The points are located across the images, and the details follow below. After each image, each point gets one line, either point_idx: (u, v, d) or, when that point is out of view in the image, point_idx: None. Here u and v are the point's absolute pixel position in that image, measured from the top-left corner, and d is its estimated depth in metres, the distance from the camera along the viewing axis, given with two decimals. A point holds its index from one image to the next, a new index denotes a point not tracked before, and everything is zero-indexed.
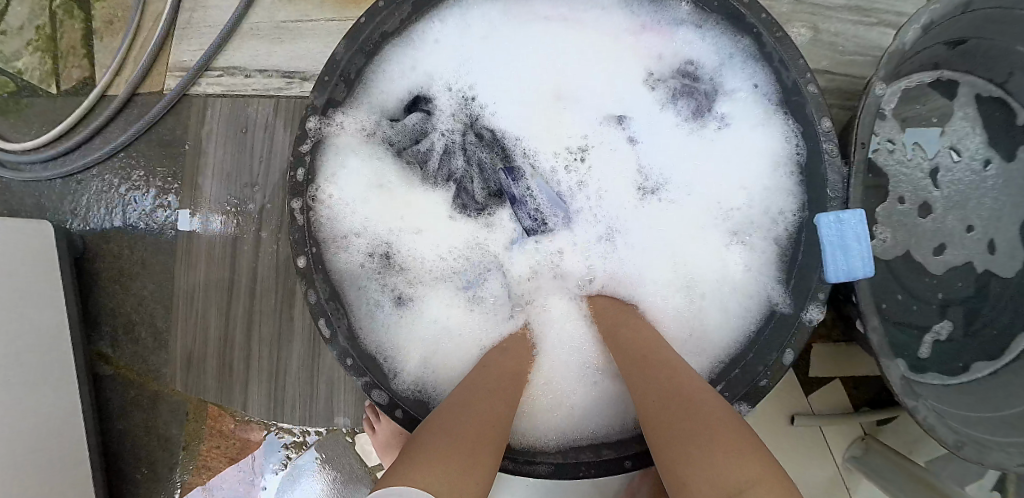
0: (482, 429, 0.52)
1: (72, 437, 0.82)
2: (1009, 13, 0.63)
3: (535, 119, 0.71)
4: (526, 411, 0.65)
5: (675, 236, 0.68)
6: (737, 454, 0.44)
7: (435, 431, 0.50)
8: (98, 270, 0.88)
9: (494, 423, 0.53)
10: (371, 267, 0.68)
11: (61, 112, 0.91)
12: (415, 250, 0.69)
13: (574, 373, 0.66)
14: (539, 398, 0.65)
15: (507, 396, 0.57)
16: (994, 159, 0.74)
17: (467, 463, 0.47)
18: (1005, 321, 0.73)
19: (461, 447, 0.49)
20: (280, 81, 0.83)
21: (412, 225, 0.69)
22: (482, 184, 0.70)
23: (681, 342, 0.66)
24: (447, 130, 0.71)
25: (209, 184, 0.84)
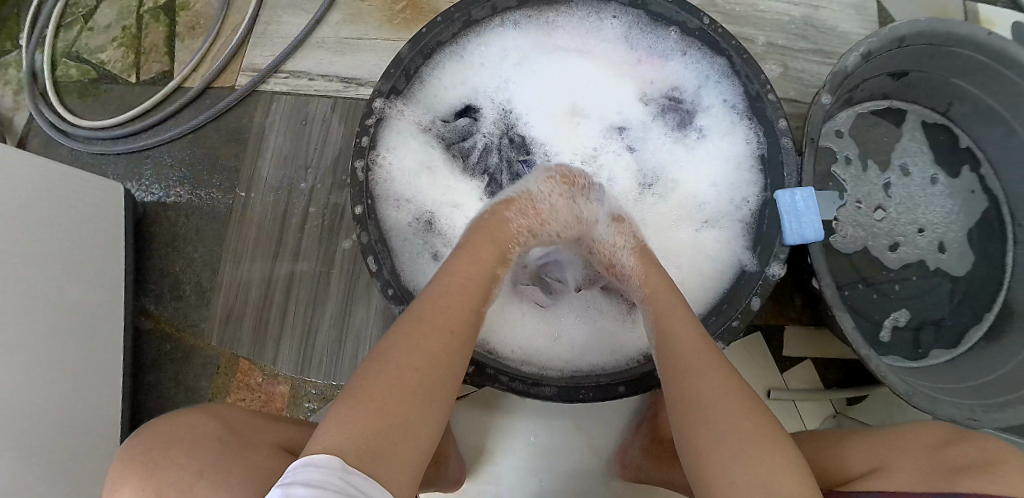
0: (430, 378, 0.53)
1: (108, 380, 0.89)
2: (939, 51, 0.79)
3: (558, 129, 0.87)
4: (537, 351, 0.75)
5: (661, 221, 0.82)
6: (769, 457, 0.50)
7: (387, 375, 0.52)
8: (154, 234, 0.98)
9: (445, 368, 0.55)
10: (417, 227, 0.81)
11: (137, 98, 1.03)
12: (454, 222, 0.83)
13: (577, 322, 0.77)
14: (552, 341, 0.76)
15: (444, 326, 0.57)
16: (940, 175, 0.87)
17: (414, 424, 0.50)
18: (959, 313, 0.84)
19: (412, 402, 0.51)
20: (340, 85, 0.97)
21: (453, 202, 0.83)
22: (509, 176, 0.84)
23: None
24: (490, 132, 0.87)
25: (267, 165, 0.96)
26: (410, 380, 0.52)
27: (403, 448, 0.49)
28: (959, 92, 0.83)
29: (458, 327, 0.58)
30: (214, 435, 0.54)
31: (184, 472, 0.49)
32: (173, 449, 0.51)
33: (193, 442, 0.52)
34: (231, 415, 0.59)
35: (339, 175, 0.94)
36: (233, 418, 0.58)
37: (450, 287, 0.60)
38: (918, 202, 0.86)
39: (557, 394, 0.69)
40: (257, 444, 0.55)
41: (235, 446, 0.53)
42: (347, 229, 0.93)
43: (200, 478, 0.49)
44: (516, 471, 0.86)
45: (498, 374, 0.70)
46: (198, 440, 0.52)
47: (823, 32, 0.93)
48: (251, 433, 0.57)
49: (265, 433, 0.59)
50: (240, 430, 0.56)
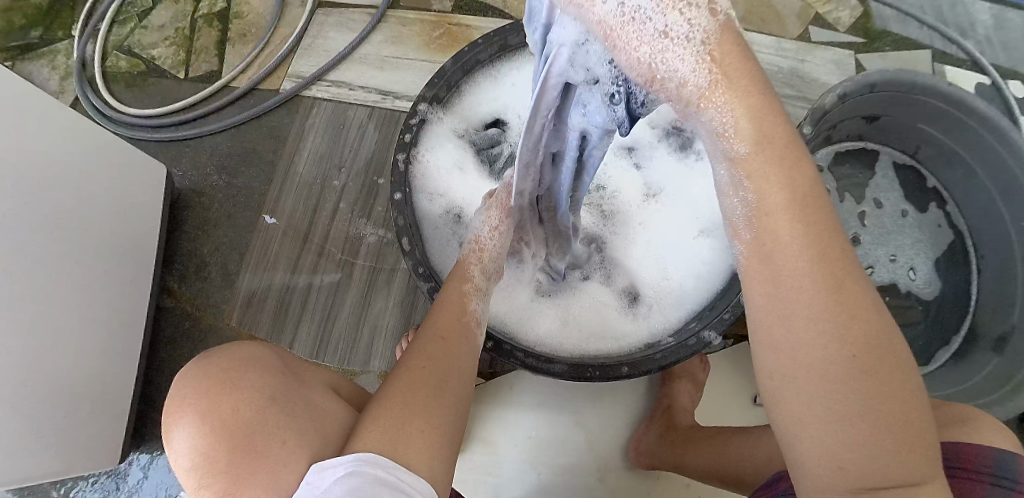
0: (438, 380, 0.55)
1: (127, 349, 0.92)
2: (906, 97, 0.89)
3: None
4: (549, 333, 0.81)
5: (662, 227, 0.88)
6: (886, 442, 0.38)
7: (402, 381, 0.55)
8: (185, 217, 1.03)
9: (456, 373, 0.57)
10: (446, 218, 0.90)
11: (182, 92, 1.11)
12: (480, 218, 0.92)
13: (586, 311, 0.84)
14: (563, 326, 0.82)
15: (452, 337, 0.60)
16: (909, 211, 0.97)
17: (429, 418, 0.53)
18: (927, 334, 0.92)
19: (425, 400, 0.53)
20: (376, 96, 1.07)
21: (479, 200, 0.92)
22: None
23: (670, 293, 0.84)
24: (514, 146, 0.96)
25: (303, 161, 1.04)
26: (420, 383, 0.54)
27: (419, 442, 0.51)
28: (926, 136, 0.94)
29: (455, 335, 0.60)
30: (278, 368, 0.61)
31: (257, 397, 0.56)
32: (246, 374, 0.58)
33: (263, 372, 0.59)
34: (291, 355, 0.67)
35: (370, 176, 1.02)
36: (295, 358, 0.66)
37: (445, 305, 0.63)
38: (891, 231, 0.96)
39: (568, 371, 0.73)
40: (315, 382, 0.64)
41: (293, 382, 0.61)
42: (372, 225, 1.00)
43: (271, 402, 0.57)
44: (516, 462, 0.89)
45: (514, 349, 0.74)
46: (268, 371, 0.60)
47: (809, 81, 1.06)
48: (309, 371, 0.65)
49: (321, 373, 0.68)
50: (297, 370, 0.64)
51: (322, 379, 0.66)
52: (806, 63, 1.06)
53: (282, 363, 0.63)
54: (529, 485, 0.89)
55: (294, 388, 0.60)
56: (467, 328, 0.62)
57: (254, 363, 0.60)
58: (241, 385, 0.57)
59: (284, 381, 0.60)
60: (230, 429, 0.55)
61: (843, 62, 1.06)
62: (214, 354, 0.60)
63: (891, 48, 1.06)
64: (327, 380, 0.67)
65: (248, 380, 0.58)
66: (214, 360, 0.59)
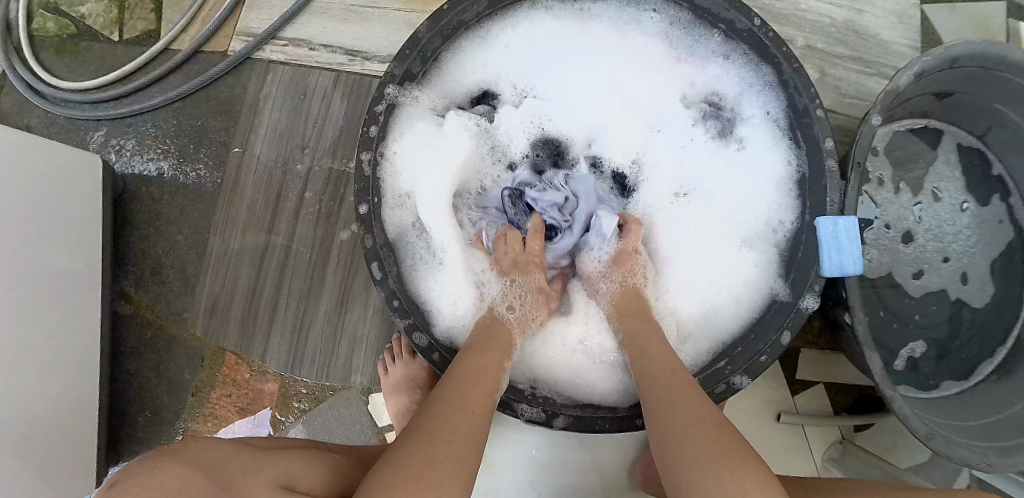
0: (461, 449, 0.51)
1: (81, 368, 0.83)
2: (987, 74, 0.74)
3: (593, 127, 0.80)
4: (556, 371, 0.71)
5: (696, 233, 0.77)
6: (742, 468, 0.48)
7: (421, 448, 0.50)
8: (134, 212, 0.91)
9: (477, 446, 0.53)
10: (420, 227, 0.73)
11: (119, 59, 0.95)
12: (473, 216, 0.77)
13: (601, 340, 0.72)
14: (575, 359, 0.72)
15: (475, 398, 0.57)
16: (970, 202, 0.84)
17: (445, 491, 0.48)
18: (973, 348, 0.82)
19: (444, 474, 0.49)
20: (343, 57, 0.89)
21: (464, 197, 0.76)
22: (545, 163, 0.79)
23: (704, 319, 0.74)
24: (514, 126, 0.79)
25: (260, 142, 0.89)
26: (440, 452, 0.50)
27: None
28: (1001, 119, 0.79)
29: (484, 406, 0.57)
30: (201, 496, 0.49)
31: None
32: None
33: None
34: (217, 456, 0.54)
35: (339, 160, 0.87)
36: (223, 462, 0.54)
37: (475, 373, 0.60)
38: (946, 227, 0.83)
39: (569, 425, 0.66)
40: (255, 489, 0.52)
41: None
42: (344, 220, 0.86)
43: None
44: (514, 484, 0.83)
45: (511, 400, 0.66)
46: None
47: (864, 37, 0.87)
48: (244, 477, 0.53)
49: (263, 472, 0.55)
50: (230, 480, 0.52)
51: (264, 480, 0.54)
52: (861, 15, 0.87)
53: (206, 477, 0.51)
54: None
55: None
56: (494, 400, 0.59)
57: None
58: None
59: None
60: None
61: (906, 14, 0.87)
62: (113, 497, 0.46)
63: None
64: (273, 476, 0.55)
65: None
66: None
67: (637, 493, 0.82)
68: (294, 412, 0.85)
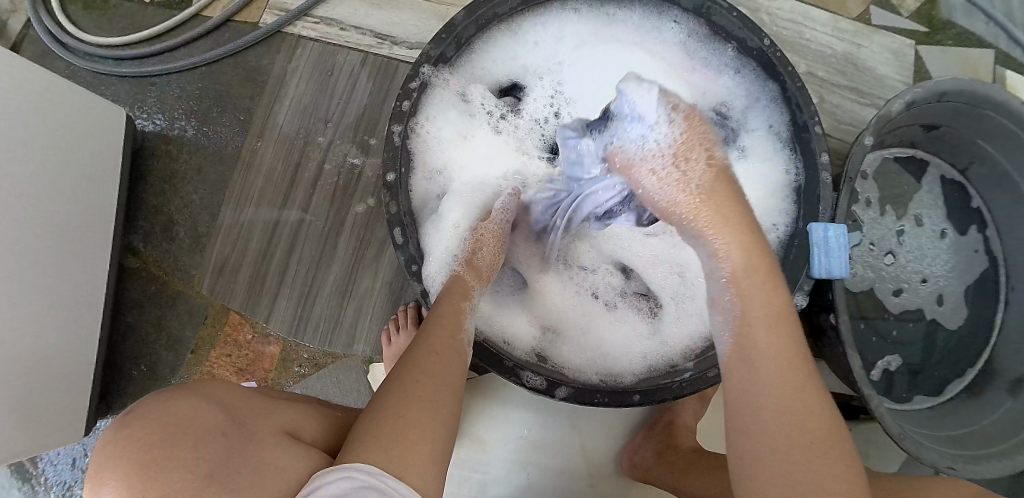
0: (433, 394, 0.55)
1: (82, 318, 0.83)
2: (971, 111, 0.80)
3: None
4: (564, 342, 0.75)
5: None
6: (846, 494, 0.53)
7: (398, 400, 0.54)
8: (150, 168, 0.93)
9: (449, 390, 0.57)
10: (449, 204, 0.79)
11: (147, 20, 0.96)
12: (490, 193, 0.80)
13: (605, 318, 0.77)
14: (581, 333, 0.76)
15: (442, 354, 0.59)
16: (949, 230, 0.90)
17: (425, 432, 0.52)
18: (947, 365, 0.88)
19: (422, 419, 0.53)
20: (371, 40, 0.92)
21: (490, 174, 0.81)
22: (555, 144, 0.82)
23: None
24: (535, 116, 0.83)
25: (284, 112, 0.91)
26: (414, 398, 0.54)
27: (417, 457, 0.51)
28: (982, 153, 0.85)
29: (450, 353, 0.60)
30: (215, 427, 0.49)
31: (191, 478, 0.45)
32: (173, 447, 0.46)
33: (195, 439, 0.47)
34: (230, 396, 0.55)
35: (360, 135, 0.90)
36: (235, 400, 0.54)
37: (441, 322, 0.62)
38: (926, 251, 0.89)
39: (570, 396, 0.69)
40: (264, 431, 0.52)
41: (237, 442, 0.49)
42: (361, 193, 0.89)
43: (208, 484, 0.45)
44: (505, 463, 0.85)
45: (516, 367, 0.69)
46: (203, 435, 0.48)
47: (861, 71, 0.94)
48: (255, 417, 0.54)
49: (271, 416, 0.56)
50: (242, 416, 0.53)
51: (273, 423, 0.55)
52: (861, 49, 0.94)
53: (221, 411, 0.51)
54: (517, 485, 0.85)
55: (237, 452, 0.48)
56: (460, 345, 0.61)
57: (186, 427, 0.48)
58: (169, 464, 0.45)
59: (225, 445, 0.48)
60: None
61: (902, 52, 0.94)
62: (130, 422, 0.47)
63: (953, 41, 0.93)
64: (281, 422, 0.56)
65: (177, 456, 0.46)
66: (135, 427, 0.47)
67: (621, 480, 0.85)
68: (293, 376, 0.87)
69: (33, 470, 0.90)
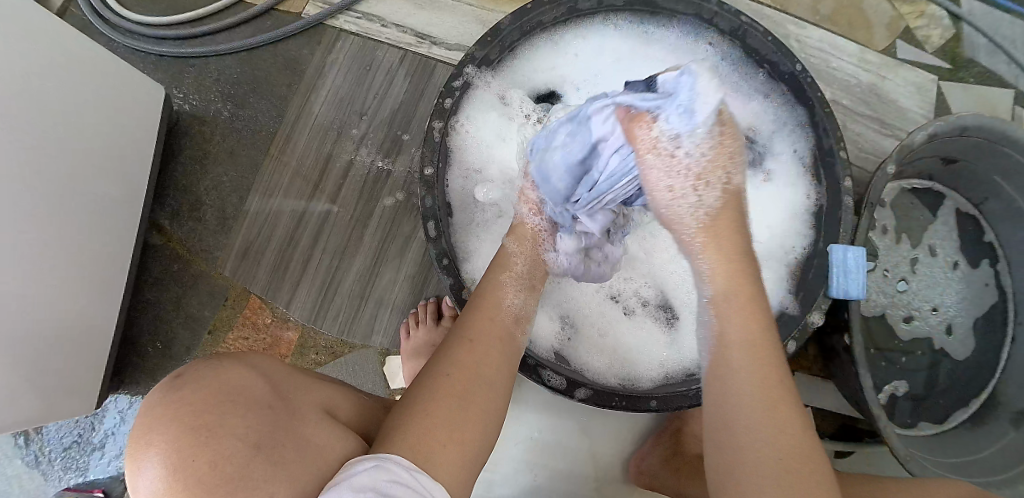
0: (461, 390, 0.55)
1: (105, 290, 0.84)
2: (989, 147, 0.83)
3: None
4: (583, 346, 0.76)
5: None
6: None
7: (426, 394, 0.55)
8: (182, 147, 0.94)
9: (481, 384, 0.57)
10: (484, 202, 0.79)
11: (191, 3, 0.98)
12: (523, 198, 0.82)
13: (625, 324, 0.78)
14: (601, 337, 0.77)
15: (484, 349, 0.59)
16: (961, 263, 0.92)
17: (451, 433, 0.52)
18: (954, 394, 0.89)
19: (446, 415, 0.53)
20: (412, 39, 0.94)
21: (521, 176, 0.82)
22: None
23: None
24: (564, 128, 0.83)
25: (320, 102, 0.93)
26: (452, 395, 0.54)
27: (443, 457, 0.51)
28: (996, 190, 0.88)
29: (483, 345, 0.59)
30: (262, 399, 0.50)
31: (241, 446, 0.46)
32: (225, 414, 0.46)
33: (246, 408, 0.48)
34: (272, 368, 0.56)
35: (394, 130, 0.91)
36: (278, 373, 0.55)
37: (479, 311, 0.62)
38: (938, 282, 0.91)
39: (589, 397, 0.70)
40: (306, 408, 0.54)
41: (282, 416, 0.50)
42: (391, 187, 0.90)
43: (256, 454, 0.46)
44: (513, 463, 0.86)
45: (538, 366, 0.70)
46: (253, 405, 0.48)
47: (885, 102, 0.96)
48: (296, 393, 0.55)
49: (310, 393, 0.57)
50: (286, 391, 0.54)
51: (312, 401, 0.56)
52: (886, 80, 0.96)
53: (266, 383, 0.52)
54: (524, 486, 0.86)
55: (281, 425, 0.49)
56: (504, 344, 0.61)
57: (237, 396, 0.48)
58: (221, 430, 0.45)
59: (272, 418, 0.49)
60: (206, 490, 0.44)
61: (925, 87, 0.96)
62: (181, 384, 0.48)
63: (975, 80, 0.96)
64: (318, 400, 0.57)
65: (228, 423, 0.46)
66: (186, 391, 0.47)
67: (626, 487, 0.86)
68: (309, 363, 0.88)
69: (39, 440, 0.90)
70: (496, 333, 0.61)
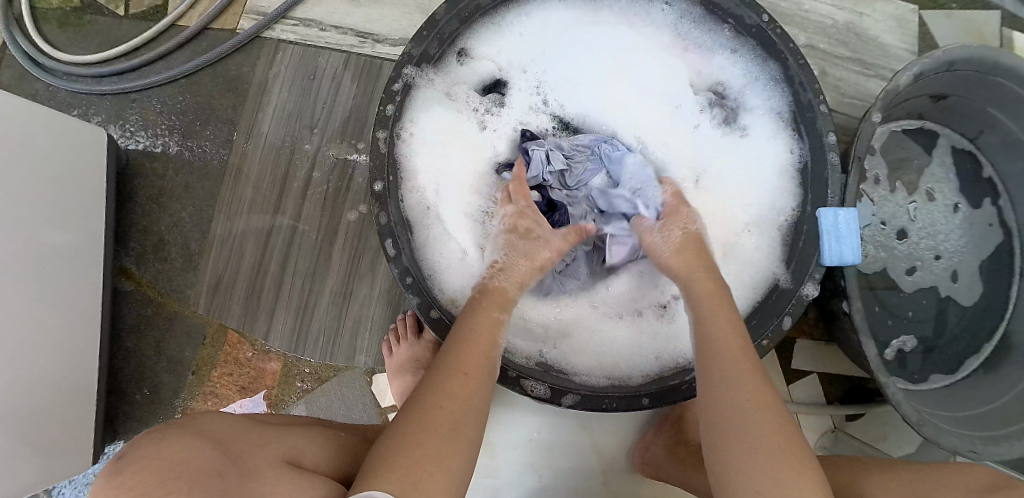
0: (460, 417, 0.52)
1: (80, 345, 0.82)
2: (982, 79, 0.77)
3: (609, 100, 0.81)
4: (569, 343, 0.72)
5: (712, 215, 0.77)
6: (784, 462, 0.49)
7: (415, 423, 0.51)
8: (138, 187, 0.91)
9: (478, 412, 0.54)
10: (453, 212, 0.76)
11: (123, 33, 0.94)
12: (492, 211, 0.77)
13: (621, 316, 0.74)
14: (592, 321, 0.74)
15: (474, 378, 0.56)
16: (962, 204, 0.87)
17: (443, 462, 0.49)
18: (962, 342, 0.85)
19: (438, 445, 0.50)
20: (354, 39, 0.89)
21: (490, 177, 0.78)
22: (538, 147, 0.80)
23: None
24: (522, 120, 0.80)
25: (269, 120, 0.89)
26: (438, 423, 0.51)
27: (431, 489, 0.47)
28: (992, 121, 0.82)
29: (479, 373, 0.56)
30: (211, 468, 0.47)
31: None
32: (167, 494, 0.44)
33: (190, 482, 0.45)
34: (226, 431, 0.53)
35: (348, 139, 0.87)
36: (231, 435, 0.53)
37: (471, 331, 0.59)
38: (939, 225, 0.86)
39: (578, 403, 0.66)
40: (259, 464, 0.51)
41: (233, 483, 0.47)
42: (353, 200, 0.87)
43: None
44: (514, 467, 0.84)
45: (520, 377, 0.67)
46: (200, 477, 0.46)
47: (864, 40, 0.90)
48: (250, 451, 0.52)
49: (267, 449, 0.54)
50: (238, 452, 0.51)
51: (269, 456, 0.53)
52: (862, 18, 0.90)
53: (214, 447, 0.50)
54: (528, 489, 0.84)
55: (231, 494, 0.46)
56: (490, 367, 0.58)
57: (180, 470, 0.46)
58: None
59: (222, 485, 0.47)
60: None
61: (904, 19, 0.90)
62: (120, 468, 0.45)
63: (958, 5, 0.90)
64: (277, 453, 0.54)
65: None
66: (128, 473, 0.45)
67: (633, 476, 0.84)
68: (296, 392, 0.86)
69: None
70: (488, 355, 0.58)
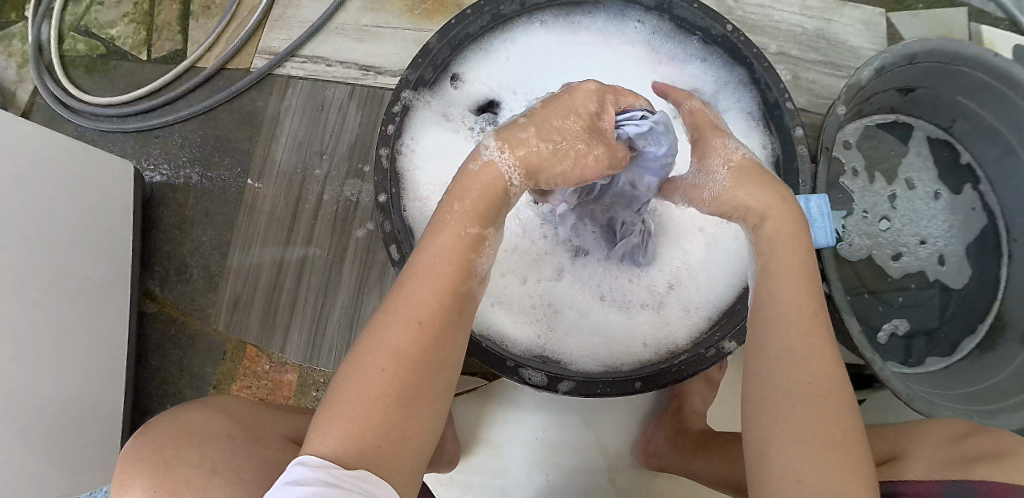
0: (413, 377, 0.48)
1: (107, 363, 0.87)
2: (946, 69, 0.81)
3: None
4: (564, 337, 0.76)
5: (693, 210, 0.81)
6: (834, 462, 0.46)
7: (354, 381, 0.48)
8: (163, 216, 0.98)
9: (427, 371, 0.49)
10: None
11: (147, 76, 1.02)
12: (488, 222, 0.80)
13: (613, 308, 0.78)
14: (583, 316, 0.77)
15: (435, 330, 0.50)
16: (943, 191, 0.90)
17: (390, 431, 0.47)
18: (955, 325, 0.87)
19: (385, 409, 0.47)
20: (357, 72, 0.96)
21: None
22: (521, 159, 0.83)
23: (704, 286, 0.78)
24: None
25: (282, 148, 0.96)
26: (390, 384, 0.47)
27: (386, 456, 0.46)
28: (964, 110, 0.87)
29: (435, 322, 0.50)
30: (222, 431, 0.53)
31: (196, 472, 0.48)
32: (182, 447, 0.49)
33: (200, 440, 0.51)
34: (242, 408, 0.59)
35: (355, 163, 0.94)
36: (247, 411, 0.58)
37: (426, 273, 0.52)
38: (922, 213, 0.89)
39: (573, 389, 0.69)
40: (268, 434, 0.56)
41: (240, 442, 0.52)
42: (360, 218, 0.92)
43: (213, 476, 0.48)
44: (522, 466, 0.86)
45: (517, 366, 0.71)
46: (210, 436, 0.51)
47: (834, 45, 0.95)
48: (263, 425, 0.57)
49: (278, 425, 0.59)
50: (251, 423, 0.57)
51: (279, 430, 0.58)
52: (831, 24, 0.96)
53: (229, 418, 0.55)
54: (537, 488, 0.86)
55: (237, 451, 0.51)
56: (449, 310, 0.51)
57: (194, 432, 0.51)
58: (176, 461, 0.48)
59: (230, 444, 0.51)
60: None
61: (872, 23, 0.95)
62: (149, 428, 0.52)
63: (925, 5, 0.95)
64: (287, 430, 0.59)
65: (185, 455, 0.49)
66: (154, 433, 0.51)
67: (638, 471, 0.86)
68: (311, 401, 0.90)
69: None
70: (448, 302, 0.51)
